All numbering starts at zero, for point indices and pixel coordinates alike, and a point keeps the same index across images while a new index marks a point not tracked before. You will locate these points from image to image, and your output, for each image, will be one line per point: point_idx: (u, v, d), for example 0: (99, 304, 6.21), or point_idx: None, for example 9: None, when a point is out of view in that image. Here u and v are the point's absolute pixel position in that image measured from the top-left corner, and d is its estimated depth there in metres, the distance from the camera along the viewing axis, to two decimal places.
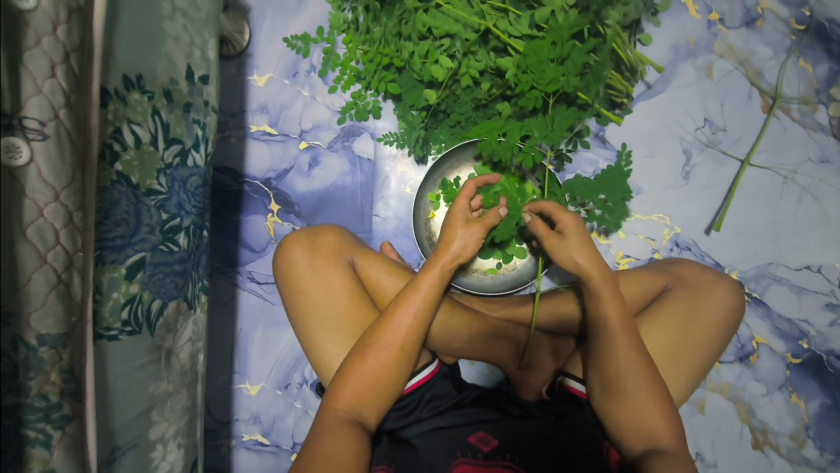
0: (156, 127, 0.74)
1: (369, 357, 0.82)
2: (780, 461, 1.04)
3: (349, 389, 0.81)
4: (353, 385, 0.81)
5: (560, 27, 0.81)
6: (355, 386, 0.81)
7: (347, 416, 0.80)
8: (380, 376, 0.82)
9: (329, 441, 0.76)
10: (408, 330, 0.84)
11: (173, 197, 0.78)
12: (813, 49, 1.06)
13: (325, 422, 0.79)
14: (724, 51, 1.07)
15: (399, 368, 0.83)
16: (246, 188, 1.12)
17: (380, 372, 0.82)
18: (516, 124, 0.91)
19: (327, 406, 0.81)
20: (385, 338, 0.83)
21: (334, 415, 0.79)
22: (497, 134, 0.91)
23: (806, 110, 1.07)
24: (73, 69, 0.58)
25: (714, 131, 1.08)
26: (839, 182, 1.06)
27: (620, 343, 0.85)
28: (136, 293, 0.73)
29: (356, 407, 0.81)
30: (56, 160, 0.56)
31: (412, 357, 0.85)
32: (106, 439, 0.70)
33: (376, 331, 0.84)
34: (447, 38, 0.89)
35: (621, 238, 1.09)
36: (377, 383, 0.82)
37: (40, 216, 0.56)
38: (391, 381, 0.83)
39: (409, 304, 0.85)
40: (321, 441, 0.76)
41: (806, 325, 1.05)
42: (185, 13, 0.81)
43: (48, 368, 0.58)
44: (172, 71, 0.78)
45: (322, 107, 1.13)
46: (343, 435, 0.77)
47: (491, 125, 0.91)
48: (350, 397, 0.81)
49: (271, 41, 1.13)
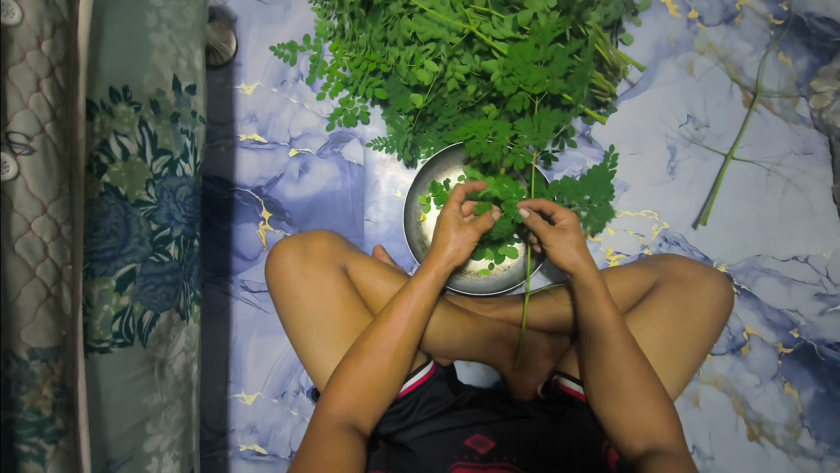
0: (144, 137, 0.74)
1: (364, 362, 0.82)
2: (777, 452, 1.04)
3: (344, 395, 0.81)
4: (348, 390, 0.81)
5: (543, 30, 0.82)
6: (350, 392, 0.81)
7: (342, 422, 0.80)
8: (375, 381, 0.82)
9: (325, 448, 0.76)
10: (403, 334, 0.84)
11: (162, 207, 0.78)
12: (792, 43, 1.08)
13: (321, 429, 0.78)
14: (705, 48, 1.09)
15: (394, 372, 0.83)
16: (236, 197, 1.12)
17: (375, 376, 0.82)
18: (504, 123, 0.92)
19: (323, 412, 0.81)
20: (380, 342, 0.83)
21: (330, 421, 0.79)
22: (486, 134, 0.91)
23: (788, 103, 1.08)
24: (59, 82, 0.58)
25: (697, 128, 1.09)
26: (823, 173, 1.07)
27: (614, 339, 0.86)
28: (127, 304, 0.72)
29: (352, 413, 0.81)
30: (43, 174, 0.56)
31: (407, 361, 0.85)
32: (100, 452, 0.70)
33: (370, 336, 0.84)
34: (432, 43, 0.89)
35: (611, 235, 1.10)
36: (372, 388, 0.82)
37: (28, 230, 0.56)
38: (386, 386, 0.83)
39: (403, 308, 0.85)
40: (317, 448, 0.76)
41: (796, 315, 1.06)
42: (171, 24, 0.81)
43: (40, 382, 0.58)
44: (158, 82, 0.78)
45: (310, 114, 1.13)
46: (340, 441, 0.77)
47: (480, 125, 0.91)
48: (345, 402, 0.81)
49: (257, 50, 1.14)
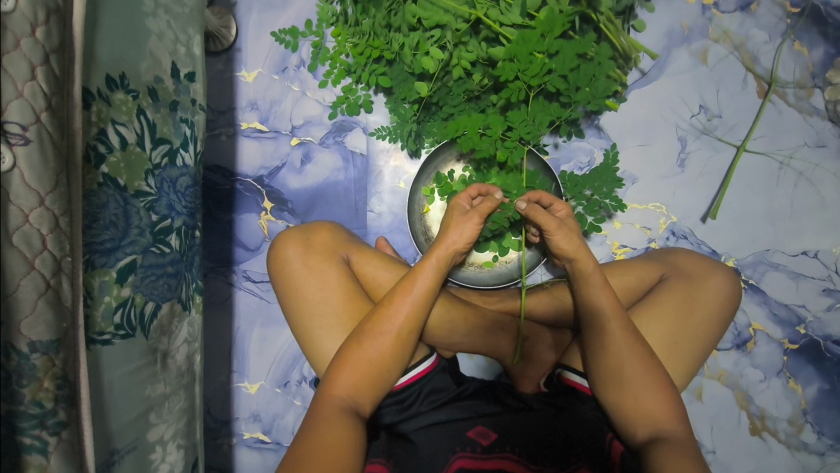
0: (142, 126, 0.73)
1: (366, 345, 0.82)
2: (779, 447, 1.04)
3: (345, 376, 0.81)
4: (349, 372, 0.81)
5: (552, 20, 0.79)
6: (351, 374, 0.81)
7: (343, 404, 0.79)
8: (377, 364, 0.82)
9: (326, 428, 0.75)
10: (406, 318, 0.83)
11: (163, 198, 0.77)
12: (808, 32, 1.05)
13: (323, 410, 0.78)
14: (719, 36, 1.06)
15: (396, 356, 0.83)
16: (238, 187, 1.11)
17: (376, 360, 0.82)
18: (497, 117, 0.90)
19: (324, 393, 0.80)
20: (383, 326, 0.83)
21: (331, 402, 0.79)
22: (477, 129, 0.89)
23: (803, 94, 1.05)
24: (53, 70, 0.56)
25: (709, 118, 1.07)
26: (836, 167, 1.05)
27: (616, 329, 0.85)
28: (128, 296, 0.72)
29: (353, 395, 0.80)
30: (38, 164, 0.55)
31: (409, 346, 0.84)
32: (104, 442, 0.70)
33: (372, 319, 0.84)
34: (438, 29, 0.87)
35: (617, 228, 1.09)
36: (374, 371, 0.82)
37: (25, 222, 0.55)
38: (387, 370, 0.83)
39: (406, 293, 0.85)
40: (318, 428, 0.75)
41: (803, 311, 1.05)
42: (169, 9, 0.79)
43: (42, 375, 0.57)
44: (157, 69, 0.76)
45: (312, 102, 1.11)
46: (340, 422, 0.76)
47: (471, 121, 0.89)
48: (347, 384, 0.80)
49: (259, 36, 1.11)
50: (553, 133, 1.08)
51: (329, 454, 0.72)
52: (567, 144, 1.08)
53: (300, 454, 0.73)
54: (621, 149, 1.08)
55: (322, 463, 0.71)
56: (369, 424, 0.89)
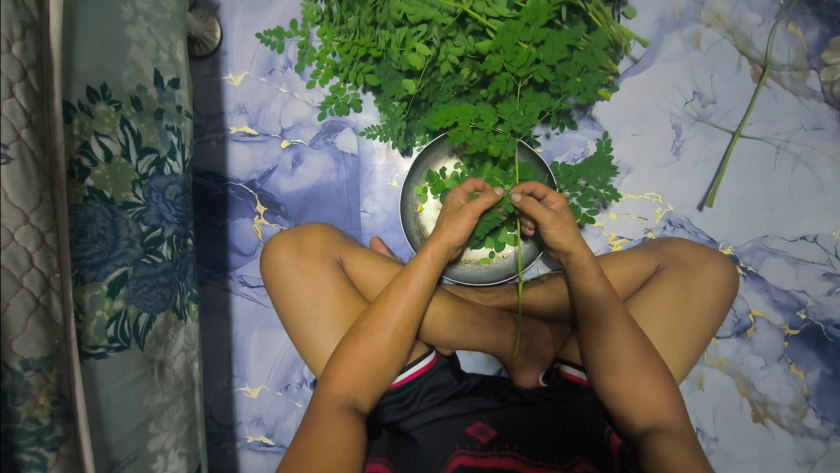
0: (126, 137, 0.72)
1: (364, 342, 0.82)
2: (782, 433, 1.04)
3: (344, 374, 0.80)
4: (348, 370, 0.80)
5: (537, 9, 0.77)
6: (349, 371, 0.80)
7: (343, 403, 0.79)
8: (375, 361, 0.82)
9: (326, 427, 0.75)
10: (404, 314, 0.83)
11: (151, 208, 0.76)
12: (802, 13, 1.03)
13: (321, 409, 0.77)
14: (712, 20, 1.04)
15: (394, 353, 0.83)
16: (230, 192, 1.10)
17: (375, 356, 0.82)
18: (488, 108, 0.89)
19: (322, 392, 0.80)
20: (380, 323, 0.83)
21: (330, 401, 0.78)
22: (469, 119, 0.87)
23: (798, 77, 1.04)
24: (32, 86, 0.55)
25: (703, 105, 1.05)
26: (833, 149, 1.03)
27: (613, 319, 0.85)
28: (120, 308, 0.71)
29: (352, 394, 0.80)
30: (21, 182, 0.54)
31: (407, 342, 0.84)
32: (103, 455, 0.70)
33: (370, 316, 0.84)
34: (424, 24, 0.86)
35: (613, 219, 1.08)
36: (372, 367, 0.82)
37: (10, 240, 0.54)
38: (386, 366, 0.83)
39: (403, 289, 0.84)
40: (317, 428, 0.75)
41: (803, 296, 1.04)
42: (149, 16, 0.78)
43: (36, 392, 0.57)
44: (139, 77, 0.75)
45: (302, 103, 1.10)
46: (340, 420, 0.76)
47: (463, 110, 0.87)
48: (345, 382, 0.80)
49: (244, 39, 1.10)
50: (544, 124, 1.06)
51: (330, 452, 0.72)
52: (559, 136, 1.07)
53: (300, 454, 0.72)
54: (616, 138, 1.07)
55: (323, 462, 0.71)
56: (369, 421, 0.88)
